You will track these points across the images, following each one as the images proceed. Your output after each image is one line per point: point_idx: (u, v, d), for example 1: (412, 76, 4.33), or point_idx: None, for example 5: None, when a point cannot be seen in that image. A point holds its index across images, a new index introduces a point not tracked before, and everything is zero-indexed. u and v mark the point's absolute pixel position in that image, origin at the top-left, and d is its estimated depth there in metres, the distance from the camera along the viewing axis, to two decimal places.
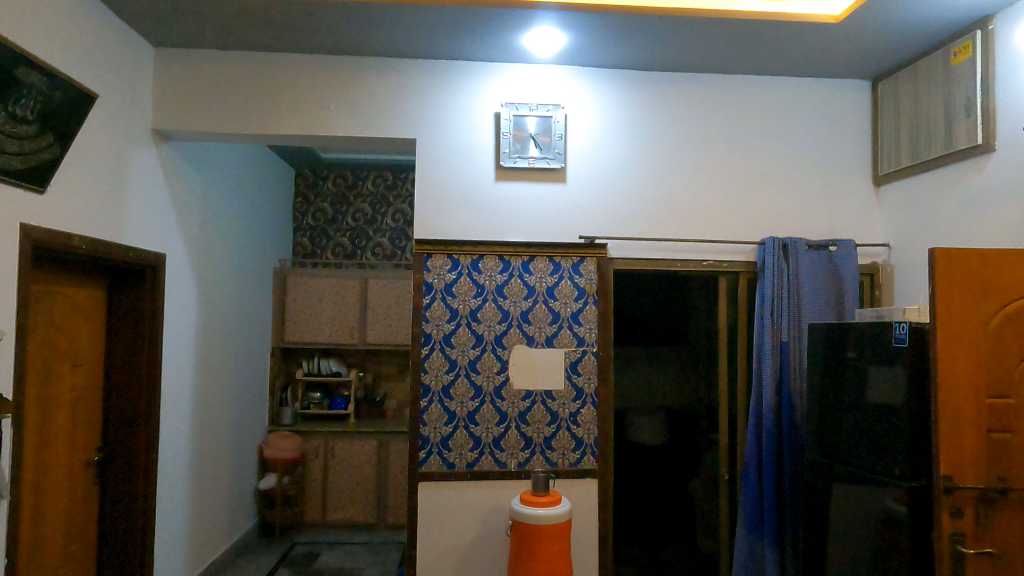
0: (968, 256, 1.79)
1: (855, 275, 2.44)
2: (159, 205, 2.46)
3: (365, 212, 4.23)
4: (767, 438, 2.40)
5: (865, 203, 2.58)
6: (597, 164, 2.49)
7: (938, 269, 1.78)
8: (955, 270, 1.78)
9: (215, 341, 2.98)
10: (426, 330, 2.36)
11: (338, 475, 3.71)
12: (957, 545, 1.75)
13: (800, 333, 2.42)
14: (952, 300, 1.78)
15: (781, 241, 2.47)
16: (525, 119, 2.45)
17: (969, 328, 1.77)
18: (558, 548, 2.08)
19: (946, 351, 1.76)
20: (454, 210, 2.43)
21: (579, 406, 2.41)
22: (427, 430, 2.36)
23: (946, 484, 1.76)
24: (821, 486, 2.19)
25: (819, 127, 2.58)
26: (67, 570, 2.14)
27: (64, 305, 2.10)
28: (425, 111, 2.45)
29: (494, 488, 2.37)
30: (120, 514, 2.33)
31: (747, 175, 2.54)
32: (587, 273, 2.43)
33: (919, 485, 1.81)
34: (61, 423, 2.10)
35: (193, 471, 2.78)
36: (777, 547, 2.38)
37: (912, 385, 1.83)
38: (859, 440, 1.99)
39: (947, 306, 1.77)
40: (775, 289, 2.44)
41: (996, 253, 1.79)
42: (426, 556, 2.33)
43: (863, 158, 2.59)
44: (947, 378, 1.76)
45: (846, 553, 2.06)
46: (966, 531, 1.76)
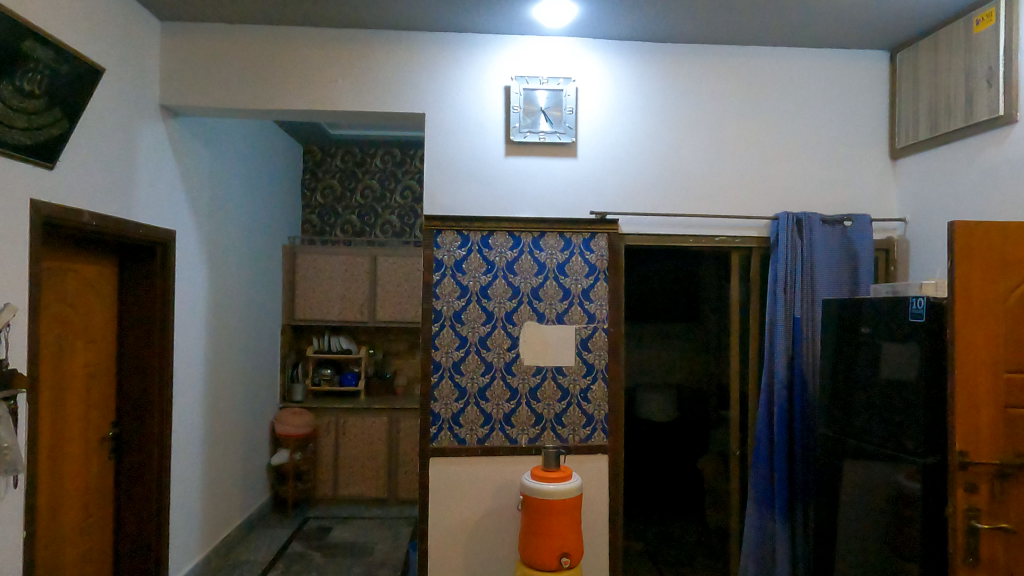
0: (989, 229, 1.75)
1: (870, 250, 2.41)
2: (168, 181, 2.45)
3: (374, 189, 4.21)
4: (779, 415, 2.39)
5: (881, 177, 2.54)
6: (608, 139, 2.46)
7: (958, 243, 1.75)
8: (975, 244, 1.75)
9: (226, 318, 2.99)
10: (437, 307, 2.36)
11: (349, 451, 3.73)
12: (972, 521, 1.74)
13: (814, 310, 2.40)
14: (972, 275, 1.75)
15: (795, 217, 2.43)
16: (535, 93, 2.41)
17: (988, 303, 1.75)
18: (570, 522, 2.09)
19: (963, 326, 1.74)
20: (464, 186, 2.42)
21: (589, 383, 2.40)
22: (438, 406, 2.36)
23: (961, 460, 1.74)
24: (833, 463, 2.18)
25: (835, 100, 2.53)
26: (84, 543, 2.17)
27: (75, 282, 2.11)
28: (434, 85, 2.42)
29: (505, 463, 2.38)
30: (135, 489, 2.35)
31: (761, 149, 2.50)
32: (598, 249, 2.40)
33: (933, 461, 1.79)
34: (75, 399, 2.11)
35: (206, 447, 2.80)
36: (788, 523, 2.38)
37: (928, 360, 1.80)
38: (873, 417, 1.98)
39: (966, 280, 1.75)
40: (789, 265, 2.41)
41: (1017, 227, 1.76)
42: (437, 530, 2.35)
43: (880, 131, 2.54)
44: (964, 354, 1.74)
45: (857, 528, 2.06)
46: (981, 507, 1.75)
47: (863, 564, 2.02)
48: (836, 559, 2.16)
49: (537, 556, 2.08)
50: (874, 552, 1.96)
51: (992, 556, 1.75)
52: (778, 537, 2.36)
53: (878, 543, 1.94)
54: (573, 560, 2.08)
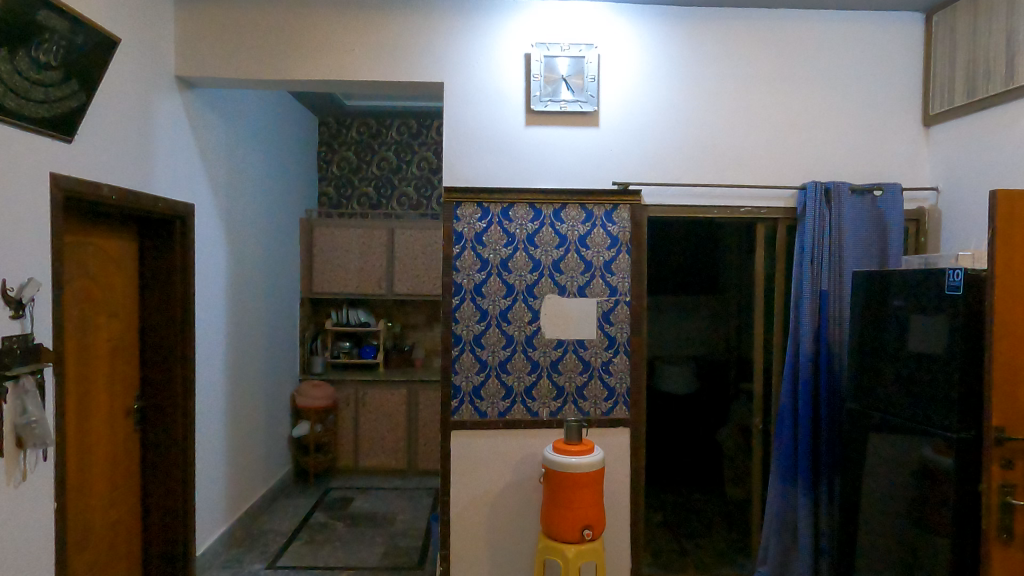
0: None
1: (900, 220, 2.35)
2: (186, 155, 2.43)
3: (390, 161, 4.17)
4: (803, 387, 2.35)
5: (914, 145, 2.45)
6: (631, 107, 2.40)
7: (1000, 214, 1.69)
8: (1017, 213, 1.69)
9: (245, 290, 2.99)
10: (457, 281, 2.34)
11: (369, 422, 3.76)
12: (1006, 497, 1.71)
13: (841, 282, 2.35)
14: (1014, 246, 1.69)
15: (823, 185, 2.37)
16: (556, 60, 2.35)
17: None
18: (592, 495, 2.09)
19: (1004, 299, 1.69)
20: (484, 157, 2.37)
21: (611, 355, 2.38)
22: (459, 379, 2.36)
23: (997, 435, 1.71)
24: (859, 436, 2.16)
25: (867, 64, 2.44)
26: (114, 513, 2.21)
27: (97, 255, 2.10)
28: (452, 54, 2.37)
29: (526, 436, 2.38)
30: (161, 460, 2.38)
31: (788, 116, 2.43)
32: (620, 221, 2.37)
33: (967, 437, 1.77)
34: (100, 372, 2.12)
35: (229, 419, 2.83)
36: (811, 497, 2.36)
37: (965, 333, 1.76)
38: (903, 391, 1.95)
39: (1008, 252, 1.69)
40: (816, 235, 2.35)
41: None
42: (459, 501, 2.37)
43: (913, 95, 2.46)
44: (1005, 328, 1.69)
45: (883, 501, 2.04)
46: (1016, 483, 1.72)
47: (888, 537, 2.01)
48: (859, 532, 2.15)
49: (559, 528, 2.09)
50: (901, 525, 1.96)
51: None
52: (801, 509, 2.34)
53: (904, 516, 1.94)
54: (595, 532, 2.09)
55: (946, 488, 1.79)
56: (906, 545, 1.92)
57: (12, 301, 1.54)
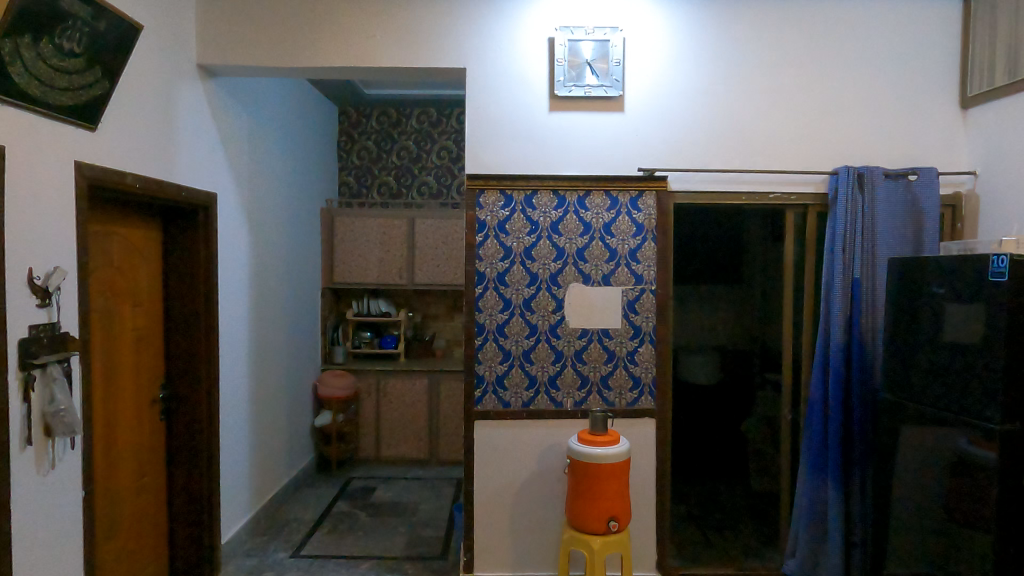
0: None
1: (936, 206, 2.28)
2: (208, 144, 2.42)
3: (410, 150, 4.15)
4: (834, 378, 2.30)
5: (950, 127, 2.37)
6: (658, 92, 2.35)
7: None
8: None
9: (267, 279, 2.98)
10: (480, 269, 2.31)
11: (391, 411, 3.76)
12: None
13: (874, 270, 2.29)
14: None
15: (856, 170, 2.30)
16: (580, 44, 2.30)
17: None
18: (618, 486, 2.07)
19: None
20: (507, 144, 2.34)
21: (636, 345, 2.35)
22: (483, 368, 2.34)
23: None
24: (892, 427, 2.11)
25: (901, 45, 2.37)
26: (140, 502, 2.23)
27: (122, 245, 2.11)
28: (474, 39, 2.33)
29: (550, 426, 2.36)
30: (186, 450, 2.39)
31: (819, 100, 2.37)
32: (645, 208, 2.33)
33: (1010, 429, 1.71)
34: (126, 362, 2.13)
35: (252, 408, 2.83)
36: (842, 490, 2.31)
37: (1009, 322, 1.70)
38: (939, 381, 1.90)
39: None
40: (848, 222, 2.29)
41: None
42: (483, 492, 2.35)
43: (950, 77, 2.37)
44: None
45: (917, 495, 1.99)
46: None
47: (923, 530, 1.96)
48: (892, 525, 2.10)
49: (585, 520, 2.06)
50: (936, 519, 1.90)
51: None
52: (831, 502, 2.29)
53: (940, 508, 1.89)
54: (621, 523, 2.06)
55: (985, 479, 1.74)
56: (943, 539, 1.87)
57: (38, 290, 1.54)
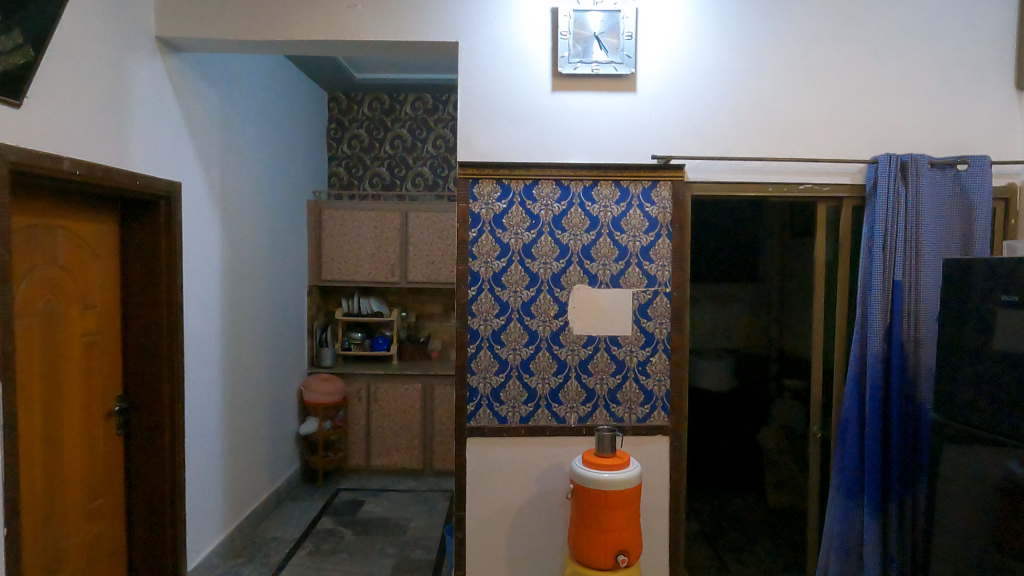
0: None
1: (989, 200, 2.01)
2: (169, 127, 2.17)
3: (404, 139, 3.90)
4: (870, 393, 2.04)
5: (1005, 110, 2.10)
6: (675, 69, 2.09)
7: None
8: None
9: (243, 276, 2.74)
10: (473, 269, 2.06)
11: (382, 418, 3.51)
12: None
13: (917, 272, 2.03)
14: None
15: (899, 158, 2.04)
16: (588, 14, 2.03)
17: None
18: (628, 516, 1.81)
19: None
20: (504, 128, 2.08)
21: (648, 354, 2.10)
22: (476, 380, 2.09)
23: None
24: (934, 449, 1.85)
25: (950, 18, 2.10)
26: (92, 529, 1.99)
27: (67, 241, 1.87)
28: (468, 9, 2.07)
29: (552, 444, 2.11)
30: (148, 467, 2.16)
31: (855, 79, 2.10)
32: (659, 200, 2.07)
33: None
34: (73, 373, 1.89)
35: (226, 419, 2.60)
36: (879, 518, 2.05)
37: None
38: (989, 397, 1.65)
39: None
40: (889, 217, 2.03)
41: None
42: (475, 516, 2.10)
43: (1005, 54, 2.10)
44: None
45: (964, 528, 1.72)
46: None
47: (967, 568, 1.70)
48: (934, 561, 1.83)
49: (589, 553, 1.81)
50: (982, 554, 1.65)
51: None
52: (867, 531, 2.04)
53: (988, 546, 1.63)
54: (631, 558, 1.80)
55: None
56: None
57: None
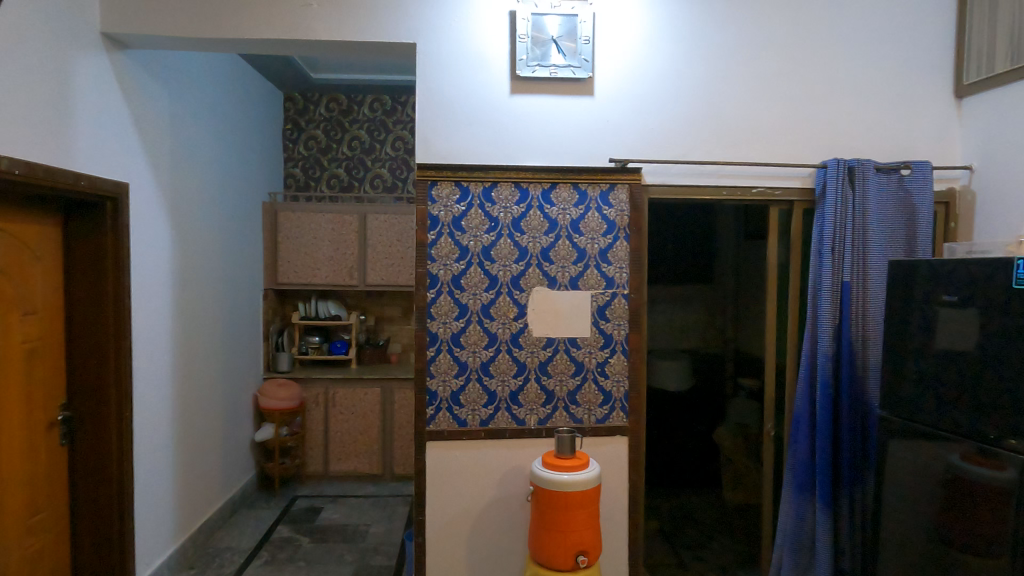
0: None
1: (930, 203, 2.10)
2: (115, 126, 2.10)
3: (362, 140, 3.85)
4: (821, 391, 2.10)
5: (944, 118, 2.19)
6: (632, 74, 2.11)
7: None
8: None
9: (195, 280, 2.66)
10: (433, 271, 2.05)
11: (340, 423, 3.46)
12: None
13: (864, 273, 2.10)
14: None
15: (846, 162, 2.10)
16: (545, 18, 2.05)
17: None
18: (588, 517, 1.82)
19: None
20: (462, 131, 2.07)
21: (607, 356, 2.11)
22: (435, 383, 2.07)
23: None
24: (880, 445, 1.91)
25: (893, 29, 2.17)
26: (34, 544, 1.91)
27: (5, 243, 1.79)
28: (426, 10, 2.06)
29: (512, 447, 2.11)
30: (93, 478, 2.08)
31: (805, 86, 2.16)
32: (617, 203, 2.09)
33: None
34: (12, 380, 1.81)
35: (177, 427, 2.52)
36: (830, 512, 2.11)
37: None
38: (932, 393, 1.71)
39: None
40: (837, 220, 2.09)
41: None
42: (435, 520, 2.09)
43: (945, 64, 2.19)
44: None
45: (911, 522, 1.78)
46: None
47: (912, 558, 1.76)
48: (882, 553, 1.89)
49: (549, 555, 1.81)
50: (926, 545, 1.71)
51: None
52: (819, 525, 2.09)
53: (932, 538, 1.69)
54: (591, 558, 1.81)
55: (986, 506, 1.53)
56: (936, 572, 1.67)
57: None
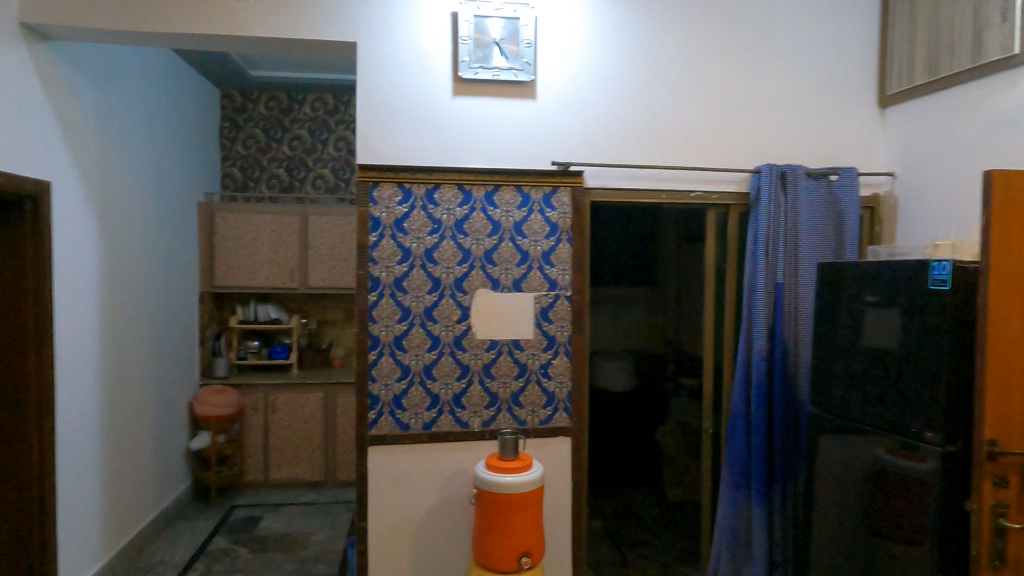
0: None
1: (857, 208, 2.19)
2: (37, 121, 2.00)
3: (303, 139, 3.77)
4: (756, 389, 2.17)
5: (869, 127, 2.30)
6: (573, 78, 2.14)
7: (995, 192, 1.47)
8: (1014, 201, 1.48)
9: (124, 282, 2.56)
10: (374, 273, 2.02)
11: (281, 429, 3.38)
12: (1001, 520, 1.49)
13: (795, 275, 2.18)
14: (1009, 239, 1.48)
15: (779, 168, 2.18)
16: (488, 21, 2.05)
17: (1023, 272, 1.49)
18: (531, 518, 1.83)
19: (998, 299, 1.47)
20: (405, 131, 2.05)
21: (550, 357, 2.13)
22: (377, 388, 2.05)
23: (990, 449, 1.48)
24: (812, 440, 1.98)
25: (822, 40, 2.26)
26: None
27: None
28: (366, 9, 2.03)
29: (455, 450, 2.10)
30: (11, 493, 1.96)
31: (740, 93, 2.23)
32: (560, 206, 2.10)
33: (954, 451, 1.53)
34: None
35: (105, 437, 2.41)
36: (765, 507, 2.17)
37: (955, 334, 1.53)
38: (858, 390, 1.79)
39: (1004, 244, 1.47)
40: (770, 224, 2.16)
41: None
42: (377, 526, 2.05)
43: (869, 76, 2.30)
44: (998, 329, 1.47)
45: (840, 513, 1.85)
46: (1010, 502, 1.50)
47: (841, 549, 1.84)
48: (815, 544, 1.96)
49: (492, 558, 1.80)
50: (854, 535, 1.78)
51: (1018, 556, 1.51)
52: (755, 520, 2.16)
53: (860, 529, 1.76)
54: (534, 559, 1.82)
55: (909, 496, 1.61)
56: (864, 561, 1.74)
57: None
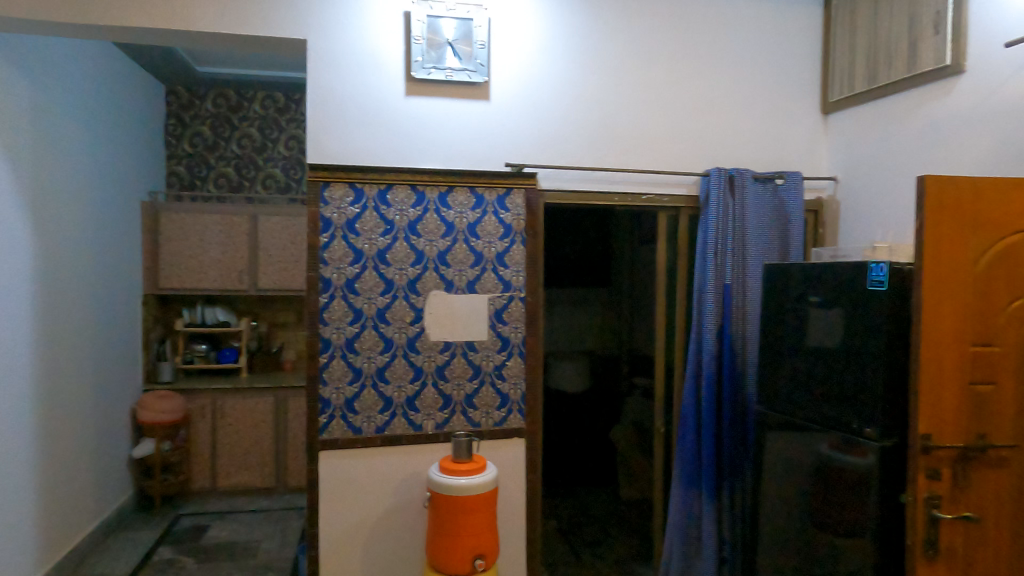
0: (959, 188, 1.56)
1: (801, 211, 2.26)
2: None
3: (252, 138, 3.69)
4: (706, 388, 2.21)
5: (813, 133, 2.37)
6: (527, 80, 2.14)
7: (927, 198, 1.54)
8: (946, 205, 1.55)
9: (61, 284, 2.45)
10: (325, 275, 1.99)
11: (229, 435, 3.29)
12: (934, 510, 1.56)
13: (743, 276, 2.23)
14: (941, 242, 1.54)
15: (727, 172, 2.23)
16: (440, 21, 2.04)
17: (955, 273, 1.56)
18: (485, 520, 1.82)
19: (931, 299, 1.53)
20: (356, 131, 2.03)
21: (504, 358, 2.12)
22: (328, 391, 2.01)
23: (924, 443, 1.54)
24: (759, 437, 2.03)
25: (767, 48, 2.33)
26: None
27: None
28: (316, 6, 2.00)
29: (409, 453, 2.08)
30: None
31: (690, 98, 2.27)
32: (513, 207, 2.11)
33: (891, 445, 1.59)
34: None
35: (40, 445, 2.31)
36: (715, 504, 2.21)
37: (892, 332, 1.59)
38: (802, 387, 1.84)
39: (936, 247, 1.54)
40: (719, 226, 2.21)
41: (987, 184, 1.57)
42: (329, 533, 2.02)
43: (812, 83, 2.37)
44: (931, 328, 1.54)
45: (785, 508, 1.90)
46: (943, 494, 1.57)
47: (787, 543, 1.89)
48: (762, 539, 2.01)
49: (446, 562, 1.79)
50: (799, 529, 1.83)
51: (950, 545, 1.58)
52: (705, 516, 2.20)
53: (804, 523, 1.81)
54: (488, 562, 1.81)
55: (849, 490, 1.66)
56: (808, 554, 1.80)
57: None
